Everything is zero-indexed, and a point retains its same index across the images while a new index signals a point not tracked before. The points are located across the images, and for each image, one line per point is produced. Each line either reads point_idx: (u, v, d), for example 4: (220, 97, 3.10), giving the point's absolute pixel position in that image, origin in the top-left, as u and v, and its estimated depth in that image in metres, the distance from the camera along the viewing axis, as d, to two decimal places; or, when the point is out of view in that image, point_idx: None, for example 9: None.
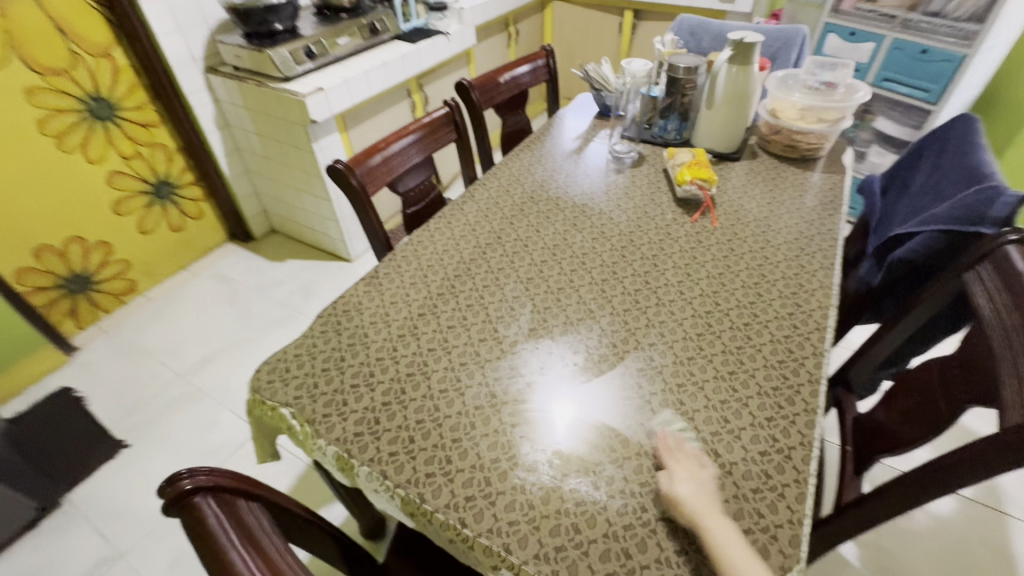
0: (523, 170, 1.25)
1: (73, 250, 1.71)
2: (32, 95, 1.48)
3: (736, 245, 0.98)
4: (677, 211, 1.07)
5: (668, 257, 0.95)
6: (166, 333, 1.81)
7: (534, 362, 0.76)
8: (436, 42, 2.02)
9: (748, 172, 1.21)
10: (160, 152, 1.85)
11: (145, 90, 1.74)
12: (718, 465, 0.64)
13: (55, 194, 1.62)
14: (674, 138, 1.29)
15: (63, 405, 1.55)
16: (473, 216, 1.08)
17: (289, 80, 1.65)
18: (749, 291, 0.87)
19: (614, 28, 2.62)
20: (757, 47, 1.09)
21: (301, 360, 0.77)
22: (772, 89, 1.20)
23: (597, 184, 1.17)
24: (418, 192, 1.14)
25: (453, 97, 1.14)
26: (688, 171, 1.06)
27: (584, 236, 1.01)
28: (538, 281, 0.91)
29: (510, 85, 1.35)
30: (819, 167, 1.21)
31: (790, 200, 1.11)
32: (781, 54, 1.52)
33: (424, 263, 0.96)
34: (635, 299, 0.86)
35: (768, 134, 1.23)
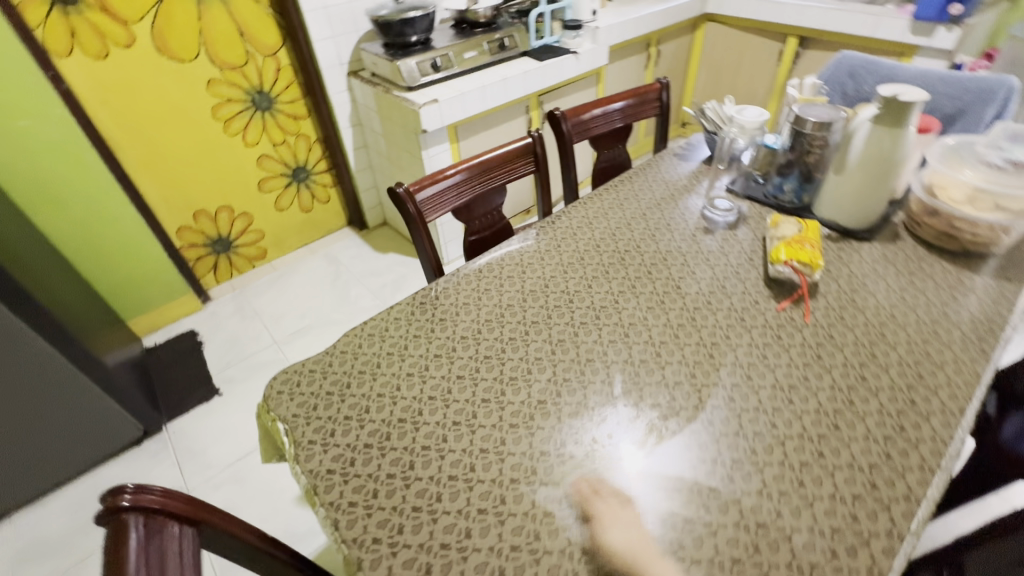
0: (601, 211, 1.14)
1: (222, 216, 2.02)
2: (211, 86, 1.77)
3: (828, 351, 0.78)
4: (763, 292, 0.89)
5: (730, 350, 0.79)
6: (277, 301, 2.05)
7: (528, 442, 0.69)
8: (563, 60, 1.97)
9: (879, 257, 0.96)
10: (303, 142, 2.09)
11: (299, 87, 1.98)
12: None
13: (216, 169, 1.92)
14: (790, 200, 1.09)
15: (187, 346, 1.85)
16: (529, 255, 1.02)
17: (412, 90, 1.75)
18: (824, 419, 0.69)
19: (773, 55, 2.34)
20: (918, 107, 0.86)
21: (313, 377, 0.79)
22: (933, 161, 0.95)
23: (678, 241, 1.03)
24: (485, 220, 1.12)
25: (538, 129, 1.10)
26: (786, 249, 0.87)
27: (639, 303, 0.89)
28: (568, 346, 0.82)
29: (610, 118, 1.26)
30: (988, 266, 0.92)
31: (929, 303, 0.86)
32: (972, 109, 1.20)
33: (461, 300, 0.92)
34: (670, 395, 0.74)
35: (920, 215, 0.98)
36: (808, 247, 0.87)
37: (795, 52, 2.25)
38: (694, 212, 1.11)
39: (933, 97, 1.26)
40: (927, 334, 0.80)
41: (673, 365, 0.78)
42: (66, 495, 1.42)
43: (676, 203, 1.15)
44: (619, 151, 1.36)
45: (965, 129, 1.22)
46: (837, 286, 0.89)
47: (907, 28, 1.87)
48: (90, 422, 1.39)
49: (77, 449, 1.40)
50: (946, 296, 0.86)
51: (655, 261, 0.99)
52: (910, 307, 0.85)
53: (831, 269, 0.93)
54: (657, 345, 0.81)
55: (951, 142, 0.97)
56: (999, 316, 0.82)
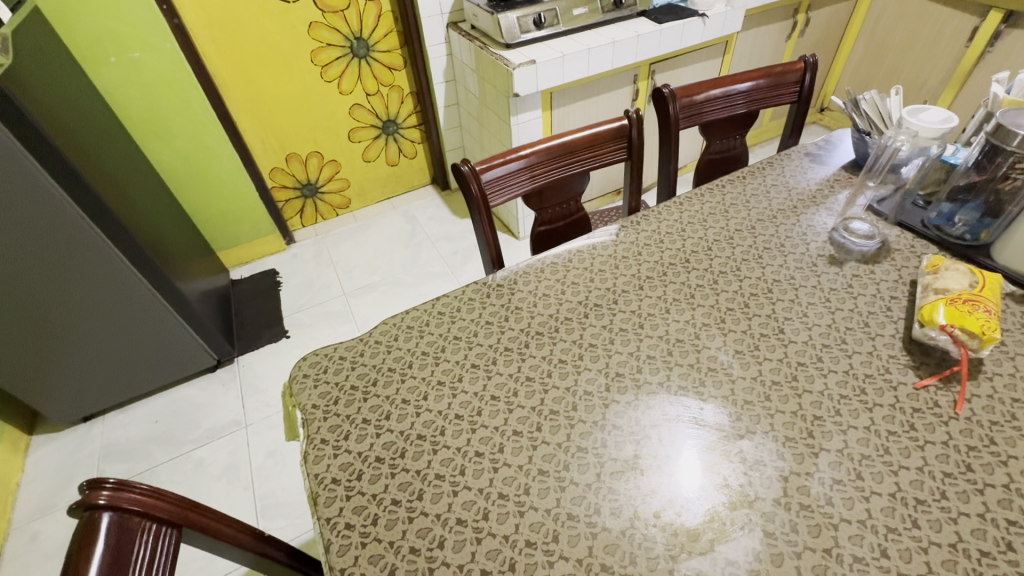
0: (699, 216, 0.95)
1: (312, 162, 2.05)
2: (312, 29, 1.75)
3: (982, 461, 0.57)
4: (897, 358, 0.68)
5: (836, 431, 0.61)
6: (352, 252, 2.08)
7: (555, 498, 0.58)
8: (687, 23, 1.71)
9: None
10: (396, 95, 2.04)
11: (398, 35, 1.90)
12: None
13: (310, 114, 1.93)
14: (959, 235, 0.83)
15: (267, 284, 1.94)
16: (601, 260, 0.88)
17: (509, 48, 1.60)
18: (960, 561, 0.50)
19: (962, 32, 1.86)
20: None
21: (341, 366, 0.74)
22: None
23: (791, 269, 0.83)
24: (559, 209, 0.99)
25: (637, 109, 0.93)
26: (946, 309, 0.65)
27: (726, 345, 0.72)
28: (626, 384, 0.69)
29: (732, 102, 1.04)
30: None
31: None
32: None
33: (514, 302, 0.81)
34: (744, 475, 0.58)
35: None
36: (982, 311, 0.64)
37: (994, 31, 1.77)
38: (820, 233, 0.89)
39: None
40: None
41: (755, 436, 0.62)
42: (149, 406, 1.56)
43: (797, 218, 0.93)
44: (735, 142, 1.13)
45: None
46: (1011, 368, 0.66)
47: None
48: (171, 346, 1.49)
49: (160, 367, 1.52)
50: None
51: (755, 291, 0.80)
52: None
53: (1005, 342, 0.69)
54: (738, 404, 0.65)
55: None
56: None
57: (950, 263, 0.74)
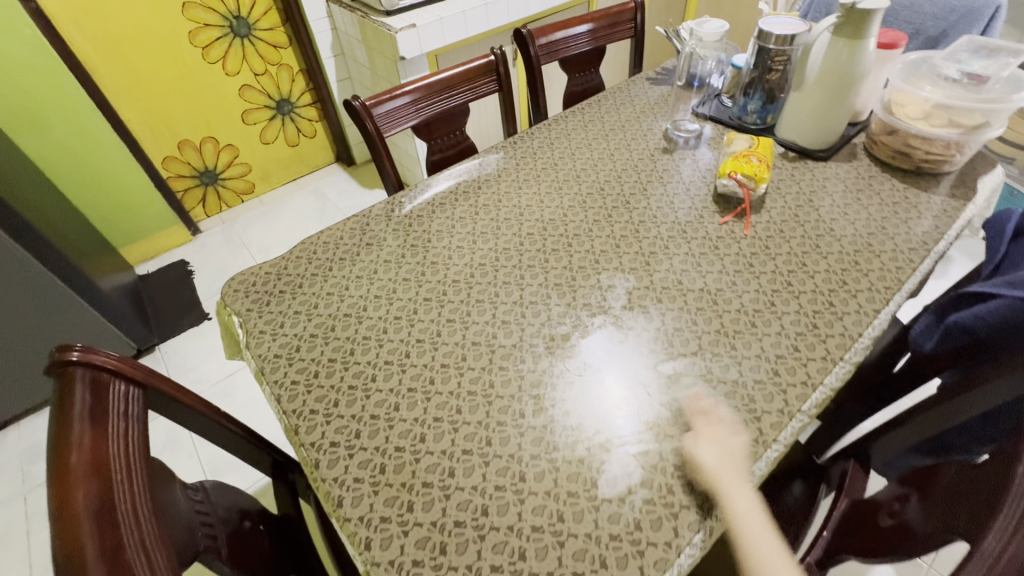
0: (565, 132, 1.14)
1: (207, 148, 2.03)
2: (186, 10, 1.74)
3: (760, 260, 0.81)
4: (708, 207, 0.91)
5: (665, 258, 0.82)
6: (264, 233, 2.09)
7: (462, 334, 0.73)
8: None
9: (835, 176, 0.96)
10: (285, 73, 2.07)
11: (278, 13, 1.93)
12: (588, 497, 0.56)
13: (197, 97, 1.91)
14: (753, 122, 1.08)
15: (177, 275, 1.91)
16: (487, 173, 1.04)
17: (389, 15, 1.71)
18: (742, 318, 0.73)
19: None
20: (880, 16, 0.83)
21: (268, 278, 0.84)
22: (894, 79, 0.93)
23: (636, 160, 1.04)
24: (448, 141, 1.13)
25: (501, 47, 1.09)
26: (732, 164, 0.88)
27: (587, 217, 0.91)
28: (512, 254, 0.85)
29: (581, 38, 1.24)
30: (939, 185, 0.92)
31: (869, 217, 0.87)
32: (955, 31, 1.17)
33: (416, 213, 0.95)
34: (602, 295, 0.77)
35: (877, 133, 0.98)
36: (755, 161, 0.87)
37: None
38: (657, 133, 1.11)
39: (916, 18, 1.22)
40: (861, 247, 0.82)
41: (608, 269, 0.81)
42: None
43: (640, 125, 1.14)
44: (592, 75, 1.34)
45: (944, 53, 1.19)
46: (783, 202, 0.91)
47: None
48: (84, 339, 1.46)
49: None
50: (890, 212, 0.88)
51: (609, 178, 1.00)
52: (851, 221, 0.87)
53: (780, 187, 0.94)
54: (597, 253, 0.84)
55: (914, 58, 0.95)
56: (939, 230, 0.84)
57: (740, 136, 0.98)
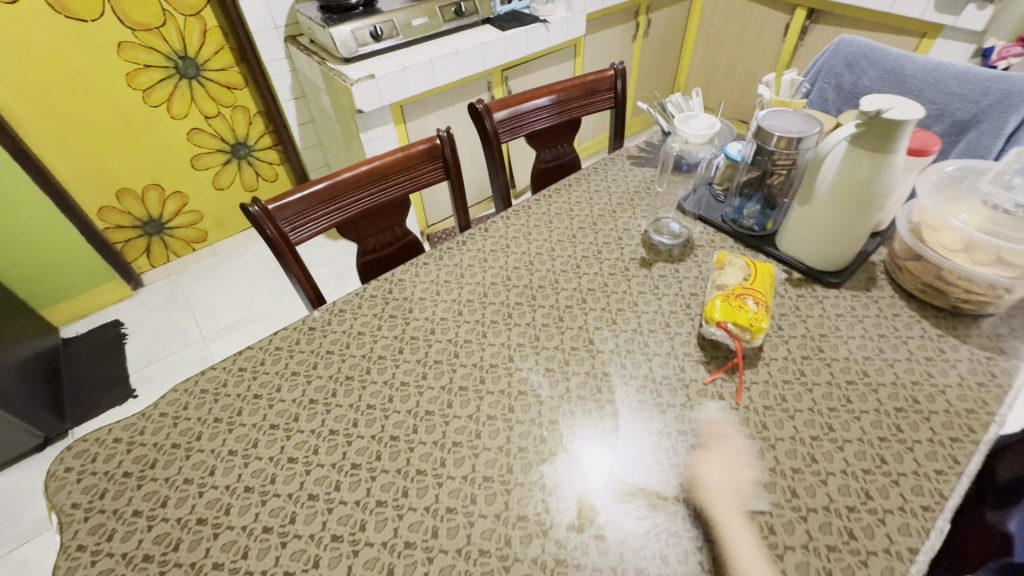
0: (525, 229, 0.95)
1: (151, 196, 1.84)
2: (123, 50, 1.56)
3: (755, 448, 0.61)
4: (691, 355, 0.72)
5: (630, 440, 0.63)
6: (211, 290, 1.89)
7: (346, 567, 0.54)
8: (530, 29, 1.73)
9: (851, 312, 0.77)
10: (241, 115, 1.89)
11: (232, 52, 1.75)
12: None
13: (138, 143, 1.73)
14: (750, 227, 0.90)
15: (108, 339, 1.71)
16: (422, 287, 0.84)
17: (349, 62, 1.54)
18: (729, 554, 0.53)
19: (778, 28, 2.07)
20: (910, 128, 0.66)
21: (114, 451, 0.64)
22: (924, 196, 0.75)
23: (606, 276, 0.85)
24: (384, 236, 0.94)
25: (447, 128, 0.91)
26: (720, 304, 0.69)
27: (537, 364, 0.72)
28: (434, 423, 0.66)
29: (549, 111, 1.05)
30: (982, 331, 0.73)
31: (898, 380, 0.68)
32: (990, 116, 0.99)
33: (327, 345, 0.76)
34: (544, 502, 0.58)
35: (902, 257, 0.79)
36: (749, 302, 0.69)
37: (803, 26, 1.98)
38: (634, 236, 0.92)
39: (942, 97, 1.04)
40: (886, 431, 0.63)
41: (554, 457, 0.62)
42: None
43: (614, 223, 0.95)
44: (565, 149, 1.16)
45: (975, 140, 1.00)
46: (786, 351, 0.72)
47: (930, 4, 1.62)
48: None
49: None
50: (920, 372, 0.68)
51: (571, 302, 0.81)
52: (873, 385, 0.67)
53: (781, 326, 0.75)
54: (544, 425, 0.65)
55: (952, 170, 0.76)
56: (988, 407, 0.64)
57: (732, 256, 0.79)
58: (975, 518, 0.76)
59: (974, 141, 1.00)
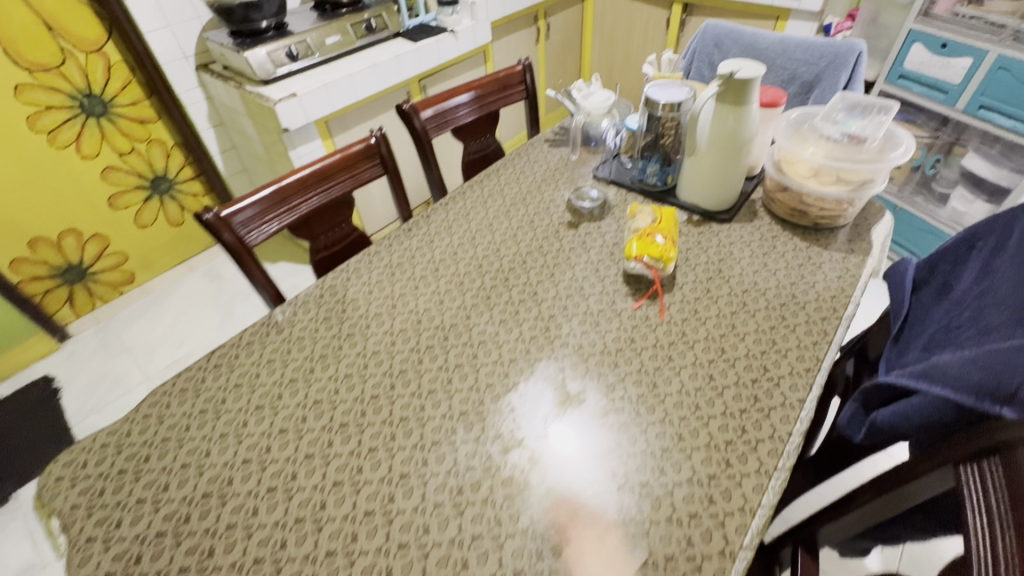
0: (464, 211, 1.05)
1: (68, 241, 1.76)
2: (20, 92, 1.50)
3: (678, 350, 0.75)
4: (620, 290, 0.85)
5: (578, 362, 0.75)
6: (148, 330, 1.83)
7: (351, 503, 0.61)
8: (439, 40, 1.85)
9: (741, 239, 0.94)
10: (158, 149, 1.85)
11: (140, 86, 1.73)
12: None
13: (49, 187, 1.66)
14: (654, 184, 1.05)
15: (40, 395, 1.61)
16: (379, 272, 0.92)
17: (268, 84, 1.58)
18: (668, 429, 0.66)
19: (660, 23, 2.33)
20: (757, 83, 0.83)
21: (103, 455, 0.67)
22: (780, 138, 0.93)
23: (541, 239, 0.97)
24: (333, 235, 1.01)
25: (380, 128, 0.99)
26: (637, 245, 0.82)
27: (492, 318, 0.82)
28: (410, 378, 0.74)
29: (470, 106, 1.16)
30: (837, 239, 0.92)
31: (780, 283, 0.84)
32: (826, 75, 1.21)
33: (298, 332, 0.82)
34: (515, 420, 0.68)
35: (774, 190, 0.97)
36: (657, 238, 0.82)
37: (681, 19, 2.25)
38: (560, 204, 1.05)
39: (790, 64, 1.26)
40: (775, 321, 0.78)
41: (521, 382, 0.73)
42: None
43: (542, 196, 1.08)
44: (488, 141, 1.27)
45: (820, 95, 1.23)
46: (693, 276, 0.87)
47: None
48: None
49: None
50: (796, 276, 0.86)
51: (514, 265, 0.92)
52: (762, 290, 0.83)
53: (688, 257, 0.90)
54: (505, 364, 0.75)
55: (796, 116, 0.95)
56: (846, 292, 0.82)
57: (643, 207, 0.93)
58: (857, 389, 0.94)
59: (819, 96, 1.23)
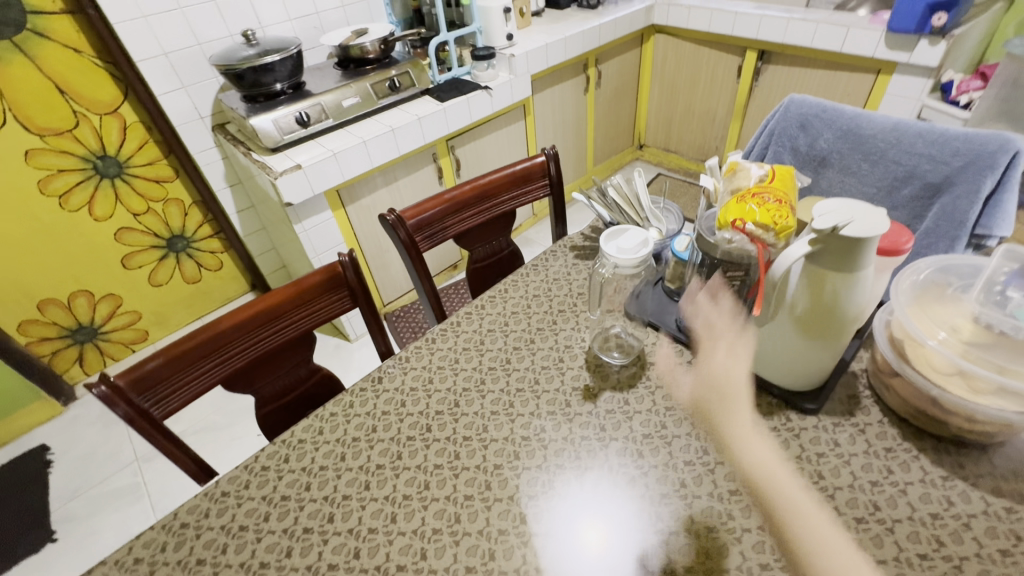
0: (452, 354, 0.81)
1: (79, 303, 1.70)
2: (31, 157, 1.45)
3: None
4: (646, 533, 0.58)
5: None
6: None
7: None
8: (470, 97, 1.65)
9: (835, 450, 0.64)
10: (175, 208, 1.77)
11: (157, 146, 1.65)
12: None
13: (59, 250, 1.60)
14: None
15: (32, 469, 1.54)
16: (324, 452, 0.70)
17: (275, 151, 1.44)
18: None
19: (731, 71, 2.03)
20: (877, 241, 0.54)
21: None
22: (904, 305, 0.63)
23: (545, 415, 0.71)
24: (286, 382, 0.81)
25: (349, 252, 0.79)
26: (731, 207, 0.61)
27: (455, 563, 0.58)
28: None
29: (476, 210, 0.95)
30: (994, 466, 0.60)
31: (900, 552, 0.54)
32: (962, 179, 0.88)
33: (198, 552, 0.61)
34: None
35: (886, 373, 0.66)
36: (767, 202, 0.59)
37: (755, 67, 1.94)
38: (578, 355, 0.79)
39: (908, 159, 0.94)
40: None
41: None
42: None
43: (555, 337, 0.82)
44: (502, 243, 1.04)
45: (952, 205, 0.89)
46: (759, 518, 0.58)
47: (881, 42, 1.56)
48: None
49: None
50: (927, 540, 0.55)
51: (501, 460, 0.67)
52: (872, 562, 0.54)
53: None
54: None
55: (930, 272, 0.66)
56: None
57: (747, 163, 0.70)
58: None
59: (949, 205, 0.90)
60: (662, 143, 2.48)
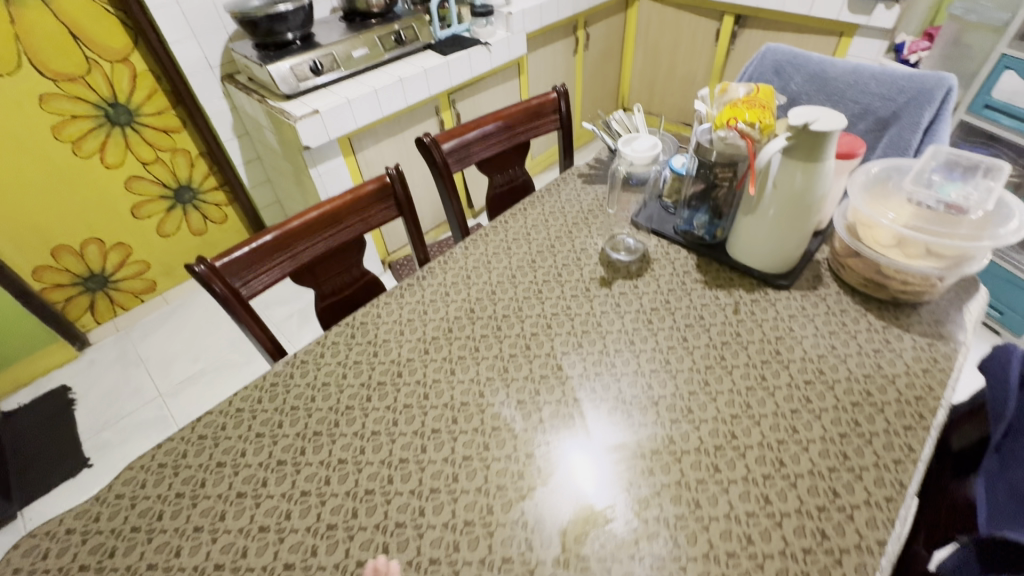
0: (484, 257, 0.95)
1: (90, 250, 1.75)
2: (46, 102, 1.48)
3: (727, 459, 0.63)
4: (658, 372, 0.74)
5: (603, 461, 0.64)
6: (163, 342, 1.80)
7: None
8: (471, 52, 1.75)
9: (802, 313, 0.80)
10: (182, 158, 1.81)
11: (166, 95, 1.69)
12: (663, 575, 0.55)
13: (72, 196, 1.64)
14: (702, 237, 0.92)
15: (56, 407, 1.60)
16: (385, 329, 0.82)
17: (290, 98, 1.51)
18: (712, 569, 0.55)
19: (709, 34, 2.17)
20: (837, 135, 0.69)
21: (67, 545, 0.60)
22: (857, 196, 0.79)
23: (569, 298, 0.86)
24: (340, 281, 0.92)
25: (396, 166, 0.90)
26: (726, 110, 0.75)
27: (509, 398, 0.72)
28: (410, 471, 0.65)
29: (498, 138, 1.07)
30: (921, 318, 0.78)
31: (849, 374, 0.71)
32: (907, 112, 1.06)
33: (291, 402, 0.73)
34: (529, 540, 0.58)
35: (843, 255, 0.83)
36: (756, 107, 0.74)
37: (732, 31, 2.08)
38: (592, 255, 0.93)
39: (864, 97, 1.11)
40: (846, 427, 0.65)
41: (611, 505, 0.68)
42: None
43: (572, 243, 0.96)
44: (517, 173, 1.17)
45: (898, 134, 1.07)
46: (745, 358, 0.74)
47: (844, 6, 1.73)
48: None
49: None
50: (871, 366, 0.72)
51: (537, 329, 0.81)
52: (829, 380, 0.70)
53: (740, 332, 0.78)
54: (491, 494, 0.62)
55: (877, 171, 0.82)
56: (934, 392, 0.68)
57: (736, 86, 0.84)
58: (937, 493, 0.79)
59: (896, 135, 1.07)
60: (645, 106, 2.63)
